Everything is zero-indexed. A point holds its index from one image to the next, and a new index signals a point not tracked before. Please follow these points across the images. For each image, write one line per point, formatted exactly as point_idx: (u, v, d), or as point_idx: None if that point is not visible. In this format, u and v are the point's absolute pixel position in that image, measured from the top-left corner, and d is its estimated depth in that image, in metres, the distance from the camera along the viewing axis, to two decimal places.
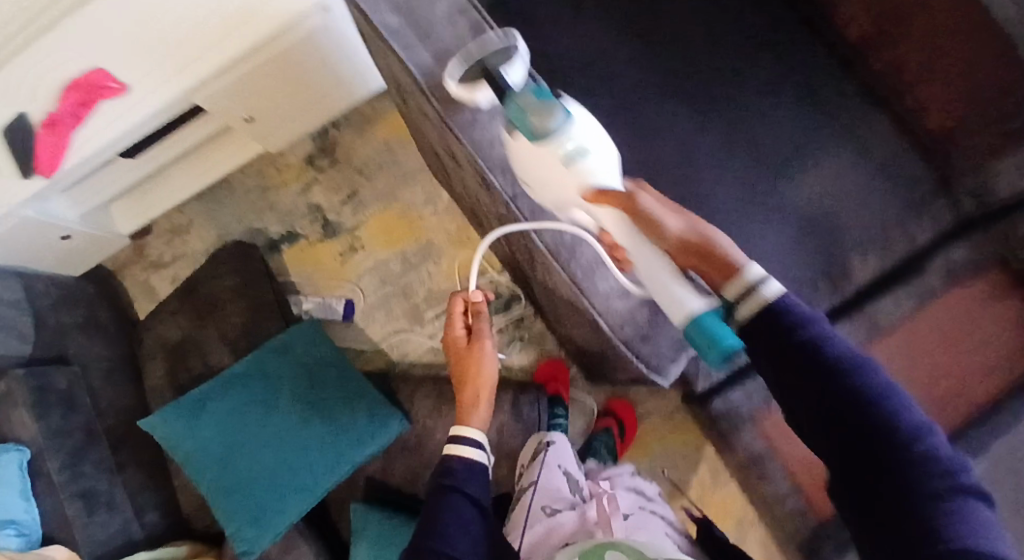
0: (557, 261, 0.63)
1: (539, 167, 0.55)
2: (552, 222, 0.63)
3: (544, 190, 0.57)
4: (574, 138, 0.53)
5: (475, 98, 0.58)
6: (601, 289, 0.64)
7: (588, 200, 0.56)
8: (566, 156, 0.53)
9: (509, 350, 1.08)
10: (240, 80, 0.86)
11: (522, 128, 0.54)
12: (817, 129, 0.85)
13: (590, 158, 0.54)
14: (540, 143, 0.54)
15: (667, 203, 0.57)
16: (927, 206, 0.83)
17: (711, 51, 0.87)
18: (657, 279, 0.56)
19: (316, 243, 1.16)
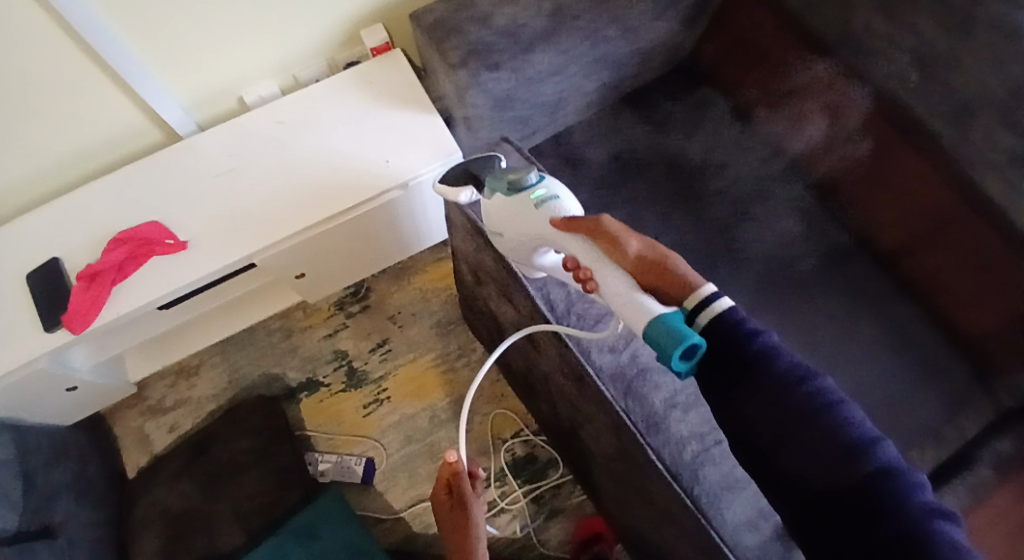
0: (676, 483, 0.56)
1: (513, 214, 0.60)
2: (666, 438, 0.58)
3: (519, 234, 0.60)
4: (545, 188, 0.61)
5: (460, 194, 0.67)
6: (728, 519, 0.55)
7: (557, 226, 0.57)
8: (538, 197, 0.60)
9: (545, 524, 1.03)
10: (304, 244, 0.84)
11: (500, 188, 0.62)
12: (859, 319, 0.92)
13: (561, 201, 0.60)
14: (515, 192, 0.61)
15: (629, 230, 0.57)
16: (971, 399, 0.88)
17: (759, 250, 0.95)
18: (622, 293, 0.51)
19: (337, 394, 1.10)
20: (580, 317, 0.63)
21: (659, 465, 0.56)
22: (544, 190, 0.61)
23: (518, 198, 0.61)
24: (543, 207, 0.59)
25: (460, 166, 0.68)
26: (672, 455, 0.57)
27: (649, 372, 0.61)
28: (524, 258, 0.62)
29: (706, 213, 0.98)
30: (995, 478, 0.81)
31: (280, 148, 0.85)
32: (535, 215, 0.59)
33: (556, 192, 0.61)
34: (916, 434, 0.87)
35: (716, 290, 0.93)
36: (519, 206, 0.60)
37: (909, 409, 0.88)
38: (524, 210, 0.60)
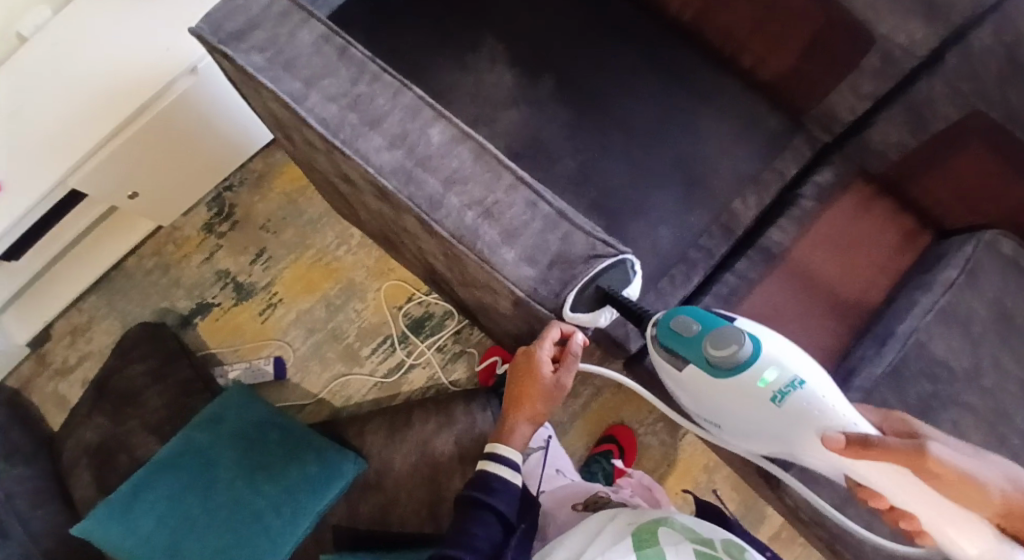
0: (461, 244, 0.62)
1: (743, 398, 0.61)
2: (449, 208, 0.63)
3: (750, 415, 0.63)
4: (778, 373, 0.61)
5: (597, 319, 0.65)
6: (506, 257, 0.62)
7: (847, 456, 0.56)
8: (777, 392, 0.60)
9: (451, 365, 1.09)
10: (119, 155, 0.86)
11: (696, 359, 0.63)
12: (679, 92, 0.94)
13: (807, 388, 0.60)
14: (734, 375, 0.61)
15: (957, 450, 0.54)
16: (788, 139, 0.93)
17: (576, 49, 0.95)
18: (982, 546, 0.53)
19: (231, 309, 1.13)
20: (353, 126, 0.66)
21: (445, 233, 0.63)
22: (775, 372, 0.61)
23: (737, 382, 0.61)
24: (786, 399, 0.60)
25: (587, 284, 0.63)
26: (455, 222, 0.63)
27: (427, 158, 0.65)
28: (738, 432, 0.66)
29: (520, 28, 0.96)
30: (815, 206, 0.91)
31: (59, 64, 0.84)
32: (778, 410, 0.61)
33: (792, 372, 0.61)
34: (742, 182, 0.92)
35: (539, 99, 0.93)
36: (748, 389, 0.61)
37: (728, 162, 0.92)
38: (765, 405, 0.61)
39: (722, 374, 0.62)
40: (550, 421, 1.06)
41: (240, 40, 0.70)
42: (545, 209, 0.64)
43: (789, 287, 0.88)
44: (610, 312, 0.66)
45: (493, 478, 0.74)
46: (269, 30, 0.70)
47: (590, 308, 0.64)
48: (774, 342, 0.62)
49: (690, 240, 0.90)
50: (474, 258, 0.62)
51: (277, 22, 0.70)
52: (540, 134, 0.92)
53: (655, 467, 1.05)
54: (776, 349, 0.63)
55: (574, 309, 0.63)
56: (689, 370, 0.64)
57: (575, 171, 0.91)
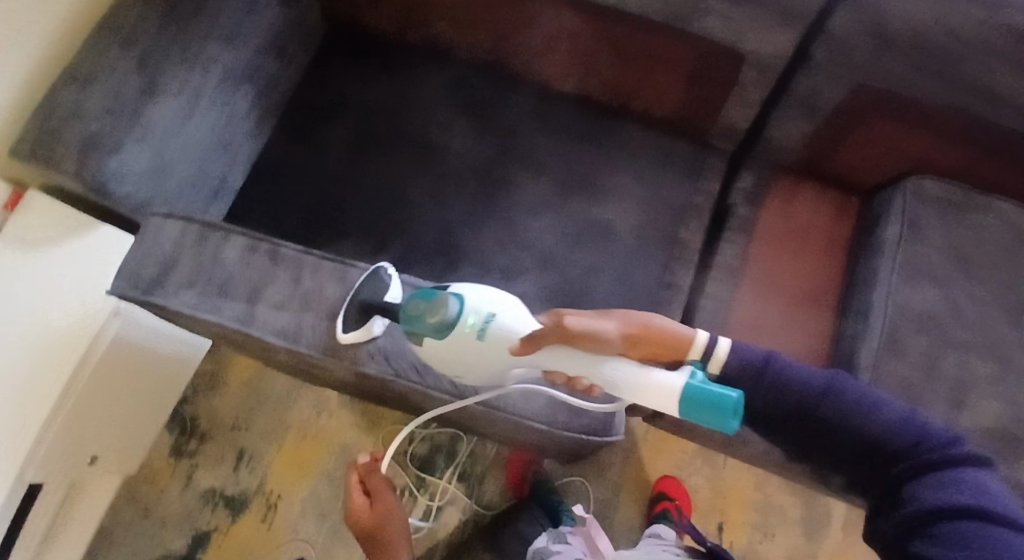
0: (466, 401, 0.63)
1: (456, 352, 0.58)
2: (439, 372, 0.64)
3: (469, 367, 0.58)
4: (474, 312, 0.57)
5: (373, 330, 0.64)
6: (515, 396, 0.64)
7: (520, 352, 0.55)
8: (474, 330, 0.56)
9: (479, 489, 1.05)
10: (67, 430, 0.79)
11: (425, 332, 0.58)
12: (588, 154, 0.97)
13: (499, 317, 0.56)
14: (448, 333, 0.57)
15: (586, 312, 0.58)
16: (704, 160, 0.98)
17: (480, 151, 0.97)
18: (635, 383, 0.54)
19: (231, 527, 1.05)
20: (314, 327, 0.64)
21: (446, 395, 0.63)
22: (474, 315, 0.56)
23: (450, 337, 0.57)
24: (488, 335, 0.56)
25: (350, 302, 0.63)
26: (452, 383, 0.64)
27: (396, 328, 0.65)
28: (477, 383, 0.61)
29: (422, 151, 0.97)
30: (749, 212, 0.96)
31: None
32: (484, 347, 0.56)
33: (486, 308, 0.57)
34: (680, 212, 0.95)
35: (465, 208, 0.94)
36: (459, 343, 0.57)
37: (660, 200, 0.95)
38: (467, 349, 0.57)
39: (441, 335, 0.57)
40: (595, 504, 1.03)
41: (164, 282, 0.66)
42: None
43: (762, 292, 0.92)
44: (380, 318, 0.64)
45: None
46: (191, 262, 0.68)
47: (359, 320, 0.63)
48: (480, 289, 0.58)
49: (658, 283, 0.91)
50: (486, 409, 0.64)
51: (199, 248, 0.68)
52: (481, 241, 0.93)
53: (711, 504, 1.03)
54: (484, 293, 0.59)
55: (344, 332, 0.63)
56: (418, 344, 0.60)
57: (528, 262, 0.91)
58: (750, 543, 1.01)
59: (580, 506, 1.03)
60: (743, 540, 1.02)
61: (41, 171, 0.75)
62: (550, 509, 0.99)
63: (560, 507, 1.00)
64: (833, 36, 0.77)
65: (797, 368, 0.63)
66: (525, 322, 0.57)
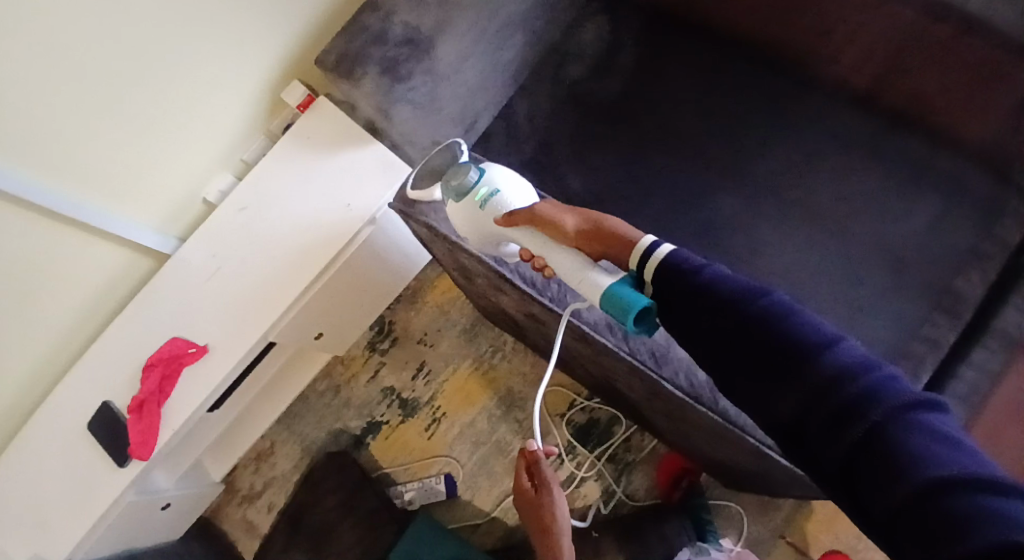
0: (701, 404, 0.61)
1: (462, 216, 0.67)
2: (678, 364, 0.63)
3: (475, 234, 0.67)
4: (487, 184, 0.67)
5: (432, 193, 0.74)
6: (762, 419, 0.60)
7: (501, 224, 0.64)
8: (481, 197, 0.66)
9: (626, 477, 1.03)
10: (307, 308, 0.91)
11: (449, 194, 0.69)
12: (858, 169, 0.87)
13: (502, 193, 0.65)
14: (461, 196, 0.67)
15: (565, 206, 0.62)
16: (1006, 207, 0.81)
17: (734, 140, 0.91)
18: (572, 271, 0.58)
19: (399, 427, 1.15)
20: (559, 284, 0.68)
21: (678, 392, 0.62)
22: (485, 186, 0.66)
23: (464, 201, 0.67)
24: (488, 204, 0.65)
25: (420, 167, 0.77)
26: (688, 379, 0.62)
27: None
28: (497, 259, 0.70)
29: (670, 128, 0.94)
30: None
31: (250, 233, 0.92)
32: (484, 215, 0.65)
33: (497, 184, 0.66)
34: (956, 260, 0.81)
35: (706, 197, 0.90)
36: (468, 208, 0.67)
37: (931, 242, 0.82)
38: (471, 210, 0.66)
39: (458, 198, 0.68)
40: (750, 539, 0.95)
41: (439, 211, 0.75)
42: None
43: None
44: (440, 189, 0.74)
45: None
46: None
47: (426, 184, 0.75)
48: (504, 170, 0.68)
49: (904, 333, 0.80)
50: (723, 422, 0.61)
51: None
52: (708, 235, 0.88)
53: None
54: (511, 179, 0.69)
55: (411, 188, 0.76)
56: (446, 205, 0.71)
57: (756, 271, 0.85)
58: None
59: (729, 533, 0.96)
60: None
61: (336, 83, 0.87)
62: (700, 528, 0.94)
63: (707, 525, 0.95)
64: None
65: (734, 282, 0.49)
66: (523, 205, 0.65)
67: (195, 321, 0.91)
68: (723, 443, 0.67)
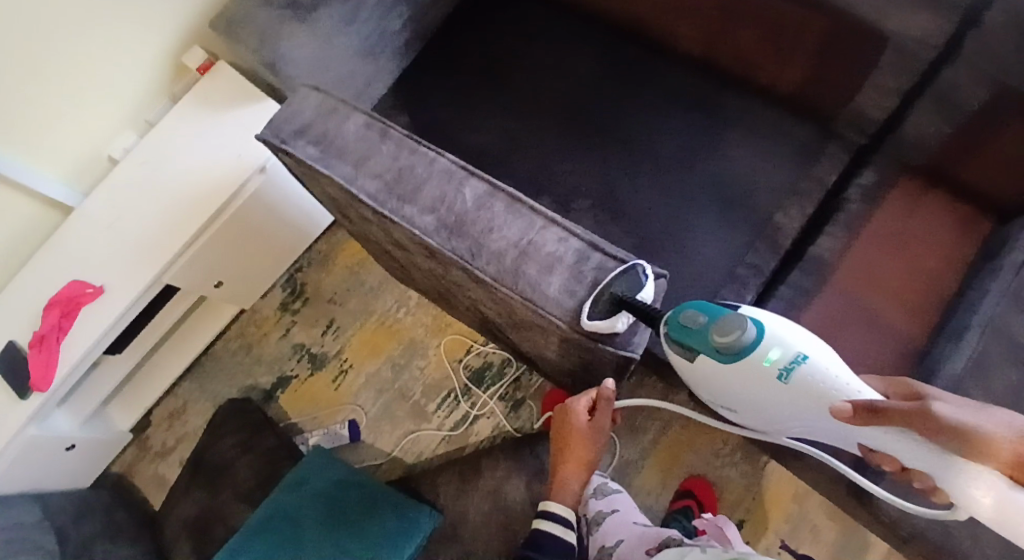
0: (502, 287, 0.66)
1: (754, 383, 0.61)
2: (489, 256, 0.68)
3: (750, 394, 0.62)
4: (776, 347, 0.60)
5: (617, 326, 0.63)
6: (548, 290, 0.65)
7: (851, 420, 0.56)
8: (776, 367, 0.60)
9: (514, 413, 1.11)
10: (201, 252, 0.98)
11: (706, 350, 0.62)
12: (701, 117, 0.97)
13: (810, 362, 0.59)
14: (737, 359, 0.61)
15: (960, 407, 0.54)
16: (823, 147, 0.93)
17: (597, 97, 1.02)
18: (990, 496, 0.50)
19: (308, 379, 1.20)
20: (397, 196, 0.72)
21: (485, 277, 0.67)
22: (777, 351, 0.60)
23: (738, 363, 0.61)
24: (793, 377, 0.59)
25: (601, 293, 0.64)
26: (497, 266, 0.67)
27: (463, 215, 0.70)
28: (759, 417, 0.65)
29: (542, 89, 1.04)
30: (863, 209, 0.90)
31: (151, 185, 1.00)
32: (787, 389, 0.60)
33: (795, 348, 0.60)
34: (781, 194, 0.92)
35: (571, 148, 1.00)
36: (751, 371, 0.61)
37: (762, 178, 0.93)
38: (761, 380, 0.60)
39: (725, 358, 0.61)
40: (622, 461, 1.05)
41: (300, 137, 0.78)
42: (575, 243, 0.68)
43: (861, 282, 0.87)
44: (626, 316, 0.64)
45: (555, 542, 0.78)
46: (321, 126, 0.79)
47: (607, 312, 0.64)
48: (776, 322, 0.62)
49: (736, 258, 0.90)
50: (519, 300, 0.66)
51: (330, 117, 0.79)
52: (571, 181, 0.98)
53: (743, 503, 1.01)
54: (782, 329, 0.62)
55: (589, 319, 0.62)
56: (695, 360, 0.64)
57: (611, 210, 0.95)
58: (769, 544, 0.99)
59: (603, 456, 1.06)
60: (766, 547, 1.00)
61: (229, 42, 0.97)
62: None
63: None
64: (984, 30, 0.76)
65: None
66: (869, 394, 0.58)
67: (95, 266, 0.97)
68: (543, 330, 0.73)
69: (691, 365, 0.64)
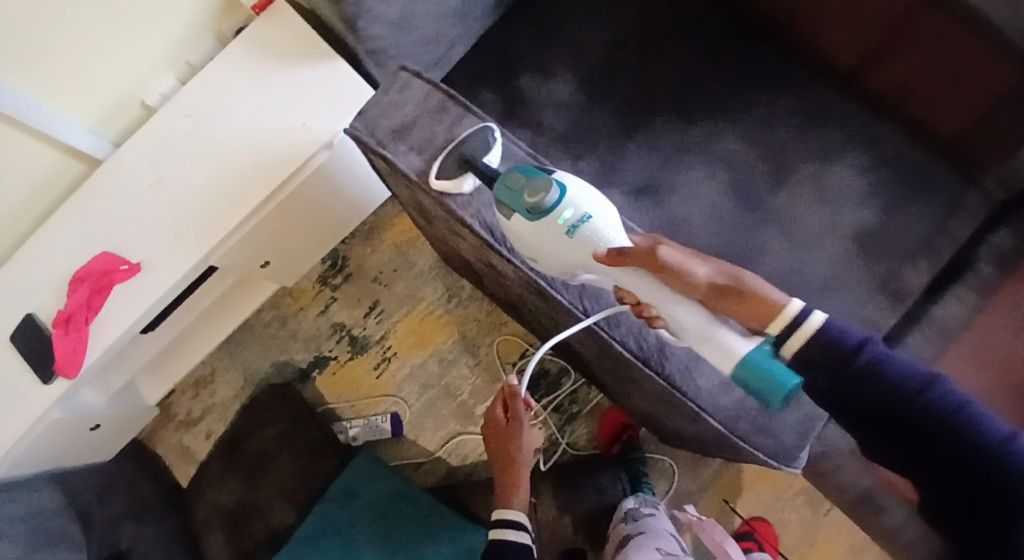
0: (648, 367, 0.61)
1: (542, 241, 0.55)
2: (628, 326, 0.62)
3: (548, 257, 0.56)
4: (573, 206, 0.54)
5: (463, 187, 0.63)
6: (701, 385, 0.62)
7: (604, 262, 0.52)
8: (569, 226, 0.53)
9: (569, 427, 1.06)
10: (253, 234, 0.87)
11: (518, 210, 0.55)
12: (833, 145, 0.86)
13: (598, 221, 0.53)
14: (541, 217, 0.54)
15: (687, 247, 0.52)
16: (964, 201, 0.84)
17: (716, 100, 0.88)
18: (698, 330, 0.49)
19: (347, 363, 1.12)
20: None
21: (627, 354, 0.62)
22: (572, 209, 0.54)
23: (542, 223, 0.54)
24: (579, 235, 0.53)
25: (450, 153, 0.64)
26: (638, 341, 0.62)
27: None
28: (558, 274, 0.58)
29: (652, 79, 0.90)
30: (995, 276, 0.82)
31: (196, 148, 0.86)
32: (572, 246, 0.54)
33: (586, 207, 0.54)
34: (910, 249, 0.83)
35: (682, 156, 0.87)
36: (546, 232, 0.54)
37: (892, 226, 0.83)
38: (557, 242, 0.54)
39: (532, 217, 0.55)
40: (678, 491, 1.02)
41: (400, 140, 0.67)
42: None
43: (997, 353, 0.78)
44: (472, 176, 0.63)
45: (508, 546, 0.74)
46: (427, 127, 0.67)
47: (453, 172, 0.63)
48: (583, 183, 0.55)
49: (855, 313, 0.81)
50: (669, 388, 0.62)
51: (437, 117, 0.67)
52: (676, 194, 0.86)
53: (798, 547, 0.99)
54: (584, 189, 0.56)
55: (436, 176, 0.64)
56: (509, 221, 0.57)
57: (723, 239, 0.84)
58: None
59: (660, 484, 1.03)
60: None
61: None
62: (636, 479, 1.00)
63: (643, 476, 1.01)
64: None
65: None
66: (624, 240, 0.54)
67: (131, 238, 0.85)
68: (666, 404, 0.69)
69: (507, 225, 0.57)
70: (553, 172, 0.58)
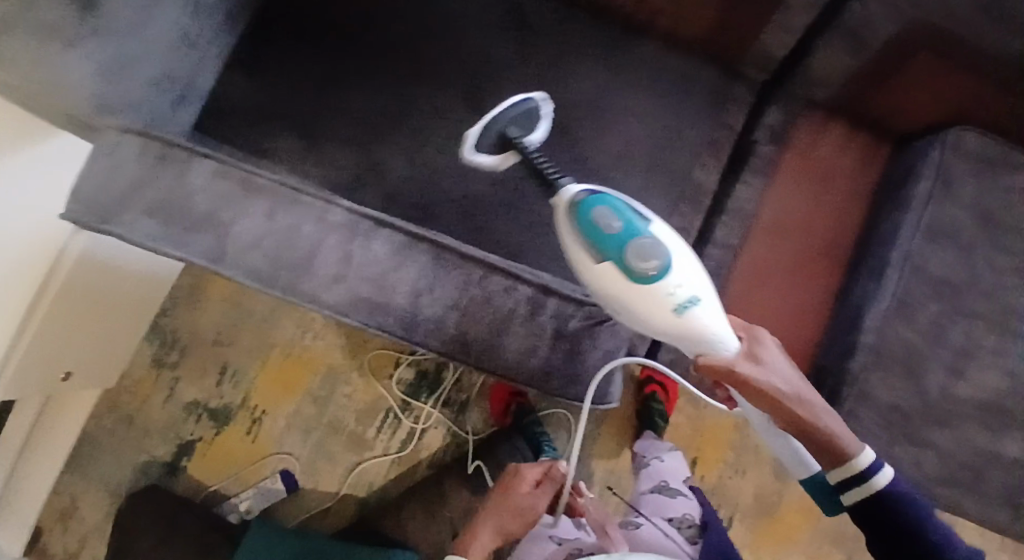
0: (454, 359, 0.63)
1: (626, 298, 0.57)
2: (426, 325, 0.62)
3: (633, 316, 0.58)
4: (685, 288, 0.56)
5: (502, 165, 0.70)
6: (508, 357, 0.64)
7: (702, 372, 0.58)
8: (677, 304, 0.56)
9: (463, 416, 1.06)
10: (37, 344, 0.76)
11: (615, 264, 0.56)
12: (606, 72, 0.88)
13: (700, 306, 0.57)
14: (646, 285, 0.56)
15: (792, 382, 0.60)
16: (732, 90, 0.89)
17: (486, 59, 0.88)
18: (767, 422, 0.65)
19: (215, 439, 1.04)
20: (285, 267, 0.60)
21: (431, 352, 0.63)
22: (681, 285, 0.56)
23: (645, 293, 0.56)
24: (684, 315, 0.56)
25: (488, 130, 0.70)
26: (438, 336, 0.63)
27: (382, 281, 0.62)
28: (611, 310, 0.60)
29: (418, 53, 0.87)
30: (773, 151, 0.91)
31: None
32: (673, 321, 0.57)
33: (694, 289, 0.57)
34: (700, 149, 0.88)
35: (472, 123, 0.86)
36: (648, 299, 0.56)
37: (679, 133, 0.87)
38: (656, 316, 0.57)
39: (629, 281, 0.56)
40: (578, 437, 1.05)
41: (124, 210, 0.61)
42: (526, 291, 0.65)
43: (777, 229, 0.93)
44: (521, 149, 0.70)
45: None
46: (154, 183, 0.61)
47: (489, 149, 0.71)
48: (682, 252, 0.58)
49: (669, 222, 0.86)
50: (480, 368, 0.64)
51: (159, 172, 0.61)
52: (475, 161, 0.86)
53: (693, 444, 1.07)
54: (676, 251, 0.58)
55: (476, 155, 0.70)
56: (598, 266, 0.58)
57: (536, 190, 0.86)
58: (720, 478, 1.06)
59: (561, 434, 1.05)
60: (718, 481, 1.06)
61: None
62: (537, 442, 1.01)
63: (542, 436, 1.02)
64: None
65: None
66: (724, 337, 0.58)
67: None
68: None
69: (596, 269, 0.58)
70: (646, 220, 0.59)
